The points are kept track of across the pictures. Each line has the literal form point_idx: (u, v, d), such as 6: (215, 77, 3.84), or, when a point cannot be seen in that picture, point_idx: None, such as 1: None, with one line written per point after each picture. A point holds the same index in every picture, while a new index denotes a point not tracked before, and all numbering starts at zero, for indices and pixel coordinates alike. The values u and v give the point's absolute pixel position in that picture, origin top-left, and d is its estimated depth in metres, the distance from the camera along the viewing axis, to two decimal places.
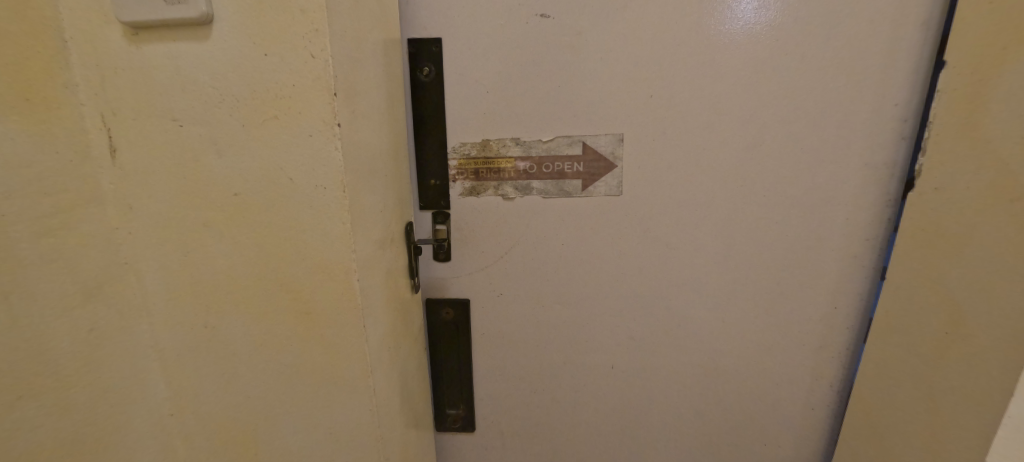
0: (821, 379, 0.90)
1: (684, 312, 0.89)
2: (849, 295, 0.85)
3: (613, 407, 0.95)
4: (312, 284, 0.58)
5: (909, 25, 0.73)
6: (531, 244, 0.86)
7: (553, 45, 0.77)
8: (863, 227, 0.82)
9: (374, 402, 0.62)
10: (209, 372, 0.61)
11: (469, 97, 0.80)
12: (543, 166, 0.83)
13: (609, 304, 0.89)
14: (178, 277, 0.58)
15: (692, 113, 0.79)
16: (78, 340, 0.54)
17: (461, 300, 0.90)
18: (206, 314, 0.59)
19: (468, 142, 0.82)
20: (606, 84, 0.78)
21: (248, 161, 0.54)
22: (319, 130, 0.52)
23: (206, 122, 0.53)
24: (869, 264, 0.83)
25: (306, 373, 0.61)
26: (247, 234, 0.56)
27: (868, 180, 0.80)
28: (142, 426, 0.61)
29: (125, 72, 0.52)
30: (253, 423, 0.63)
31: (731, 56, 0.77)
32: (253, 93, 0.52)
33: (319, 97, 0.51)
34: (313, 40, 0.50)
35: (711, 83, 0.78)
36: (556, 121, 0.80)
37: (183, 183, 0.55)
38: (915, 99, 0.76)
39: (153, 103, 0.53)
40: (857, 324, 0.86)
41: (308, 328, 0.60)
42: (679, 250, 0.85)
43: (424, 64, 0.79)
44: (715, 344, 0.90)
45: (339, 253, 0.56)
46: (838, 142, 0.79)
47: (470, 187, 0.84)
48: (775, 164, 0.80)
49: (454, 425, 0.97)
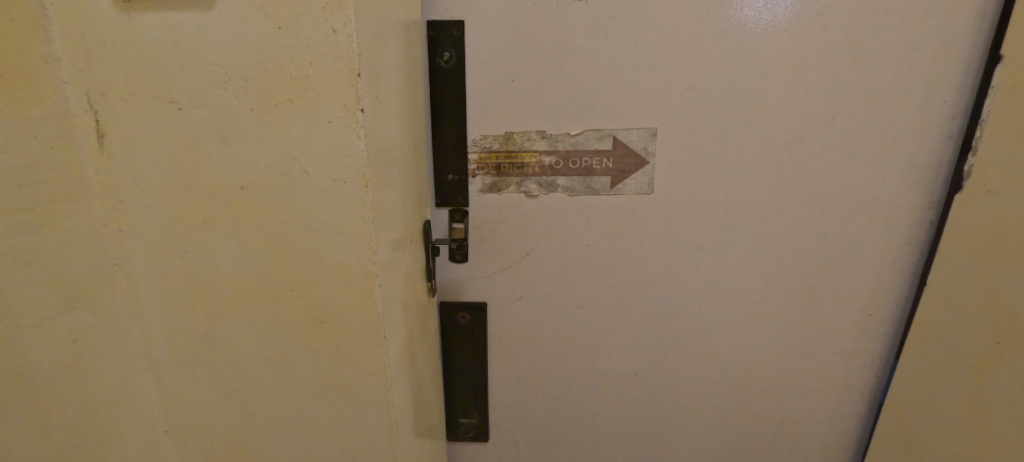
0: (852, 387, 0.86)
1: (711, 317, 0.84)
2: (885, 302, 0.81)
3: (633, 416, 0.90)
4: (327, 290, 0.52)
5: (966, 14, 0.68)
6: (552, 244, 0.81)
7: (583, 31, 0.71)
8: (905, 230, 0.77)
9: (393, 419, 0.57)
10: (210, 385, 0.55)
11: (490, 86, 0.74)
12: (570, 162, 0.77)
13: (634, 309, 0.84)
14: (174, 280, 0.52)
15: (730, 106, 0.74)
16: (59, 355, 0.48)
17: (478, 304, 0.85)
18: (207, 321, 0.53)
19: (490, 134, 0.76)
20: (640, 75, 0.73)
21: (257, 151, 0.48)
22: (339, 117, 0.46)
23: (210, 106, 0.47)
24: (909, 271, 0.79)
25: (318, 387, 0.55)
26: (254, 233, 0.50)
27: (914, 181, 0.75)
28: (133, 444, 0.55)
29: (116, 46, 0.46)
30: (257, 439, 0.57)
31: (772, 47, 0.71)
32: (264, 73, 0.46)
33: (340, 78, 0.45)
34: (335, 12, 0.44)
35: (753, 76, 0.72)
36: (584, 113, 0.75)
37: (182, 175, 0.49)
38: (966, 95, 0.71)
39: (149, 84, 0.46)
40: (892, 332, 0.82)
41: (321, 337, 0.54)
42: (711, 253, 0.81)
43: (444, 49, 0.72)
44: (744, 352, 0.86)
45: (358, 254, 0.50)
46: (883, 141, 0.74)
47: (490, 183, 0.78)
48: (816, 162, 0.75)
49: (466, 435, 0.91)
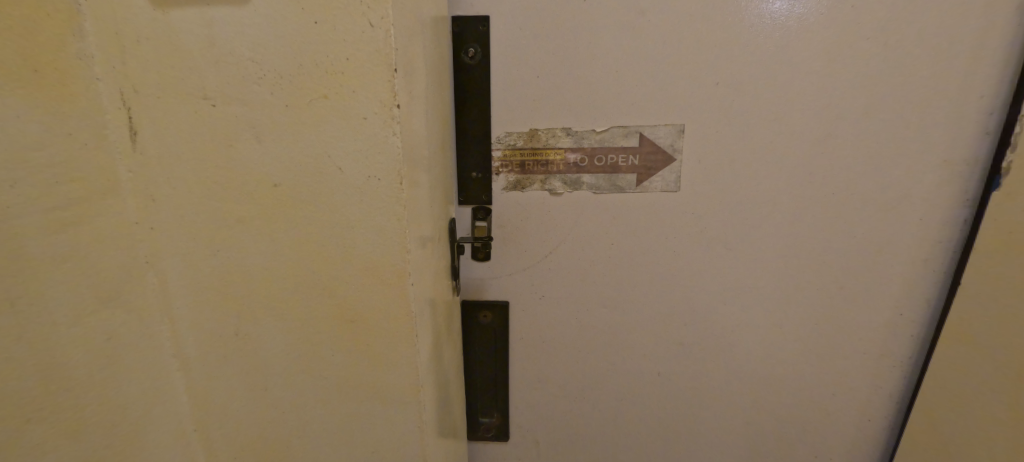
0: (881, 388, 0.84)
1: (737, 316, 0.83)
2: (916, 302, 0.79)
3: (656, 417, 0.89)
4: (359, 289, 0.51)
5: (1006, 6, 0.66)
6: (576, 242, 0.80)
7: (610, 26, 0.70)
8: (938, 229, 0.75)
9: (423, 420, 0.56)
10: (240, 385, 0.55)
11: (515, 82, 0.73)
12: (596, 159, 0.76)
13: (659, 308, 0.83)
14: (206, 278, 0.52)
15: (760, 102, 0.72)
16: (93, 354, 0.47)
17: (500, 303, 0.84)
18: (238, 319, 0.53)
19: (514, 131, 0.75)
20: (667, 71, 0.72)
21: (291, 148, 0.47)
22: (375, 113, 0.45)
23: (244, 102, 0.46)
24: (942, 270, 0.77)
25: (348, 387, 0.55)
26: (286, 232, 0.50)
27: (949, 178, 0.73)
28: (164, 443, 0.54)
29: (149, 42, 0.45)
30: (286, 439, 0.57)
31: (804, 41, 0.70)
32: (299, 69, 0.45)
33: (377, 73, 0.44)
34: (372, 6, 0.43)
35: (784, 71, 0.71)
36: (610, 109, 0.74)
37: (215, 173, 0.48)
38: (1004, 89, 0.69)
39: (182, 80, 0.46)
40: (923, 333, 0.80)
41: (352, 337, 0.53)
42: (738, 252, 0.79)
43: (469, 45, 0.72)
44: (770, 352, 0.84)
45: (392, 253, 0.50)
46: (917, 137, 0.72)
47: (514, 181, 0.77)
48: (848, 159, 0.74)
49: (487, 434, 0.91)
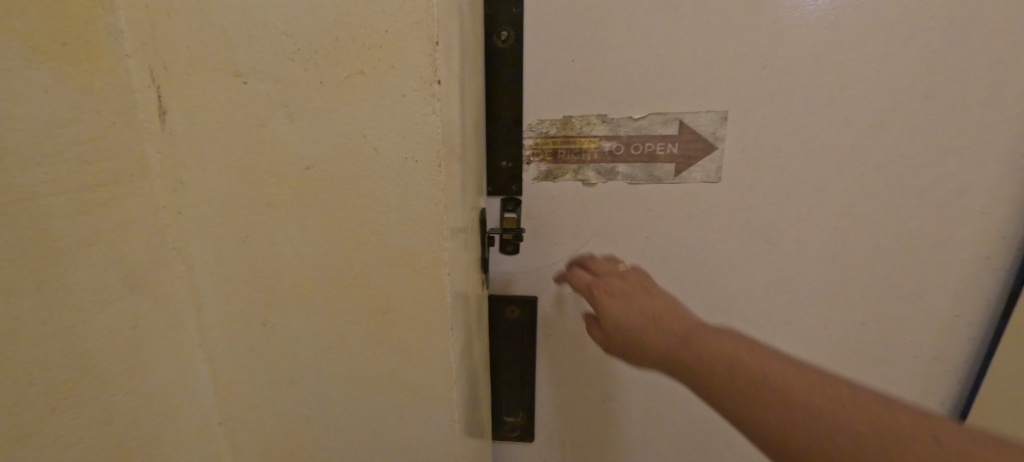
0: (933, 394, 0.79)
1: (778, 315, 0.79)
2: (974, 302, 0.74)
3: (690, 420, 0.85)
4: (392, 277, 0.49)
5: None
6: (609, 235, 0.77)
7: (650, 8, 0.67)
8: (1002, 224, 0.70)
9: (454, 417, 0.53)
10: (266, 376, 0.53)
11: (549, 67, 0.70)
12: (632, 148, 0.73)
13: (695, 306, 0.79)
14: (234, 265, 0.50)
15: (809, 88, 0.68)
16: (120, 340, 0.46)
17: (527, 298, 0.81)
18: (266, 308, 0.51)
19: (547, 119, 0.73)
20: (711, 54, 0.68)
21: (324, 128, 0.45)
22: (414, 90, 0.43)
23: (276, 79, 0.44)
24: (1004, 268, 0.72)
25: (377, 381, 0.53)
26: (317, 216, 0.48)
27: (1015, 169, 0.68)
28: (188, 434, 0.53)
29: (180, 17, 0.44)
30: (311, 433, 0.55)
31: (860, 21, 0.65)
32: (335, 43, 0.43)
33: (417, 46, 0.42)
34: None
35: (836, 54, 0.67)
36: (648, 96, 0.70)
37: (244, 154, 0.46)
38: None
39: (212, 57, 0.44)
40: (981, 336, 0.75)
41: (382, 328, 0.51)
42: (781, 247, 0.75)
43: (502, 28, 0.69)
44: (813, 353, 0.80)
45: (427, 240, 0.47)
46: (981, 125, 0.67)
47: (546, 171, 0.75)
48: (903, 148, 0.69)
49: (510, 434, 0.88)
